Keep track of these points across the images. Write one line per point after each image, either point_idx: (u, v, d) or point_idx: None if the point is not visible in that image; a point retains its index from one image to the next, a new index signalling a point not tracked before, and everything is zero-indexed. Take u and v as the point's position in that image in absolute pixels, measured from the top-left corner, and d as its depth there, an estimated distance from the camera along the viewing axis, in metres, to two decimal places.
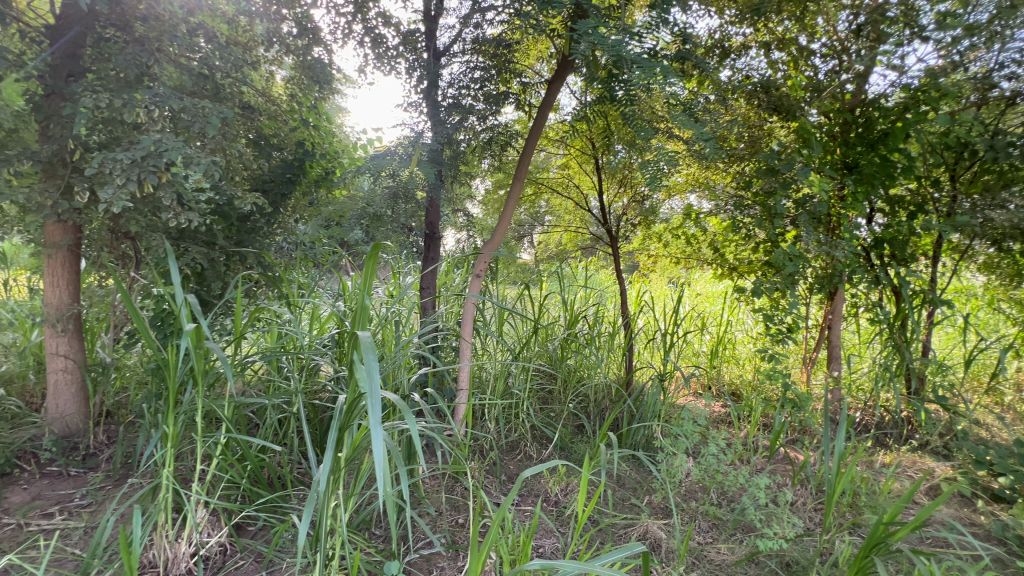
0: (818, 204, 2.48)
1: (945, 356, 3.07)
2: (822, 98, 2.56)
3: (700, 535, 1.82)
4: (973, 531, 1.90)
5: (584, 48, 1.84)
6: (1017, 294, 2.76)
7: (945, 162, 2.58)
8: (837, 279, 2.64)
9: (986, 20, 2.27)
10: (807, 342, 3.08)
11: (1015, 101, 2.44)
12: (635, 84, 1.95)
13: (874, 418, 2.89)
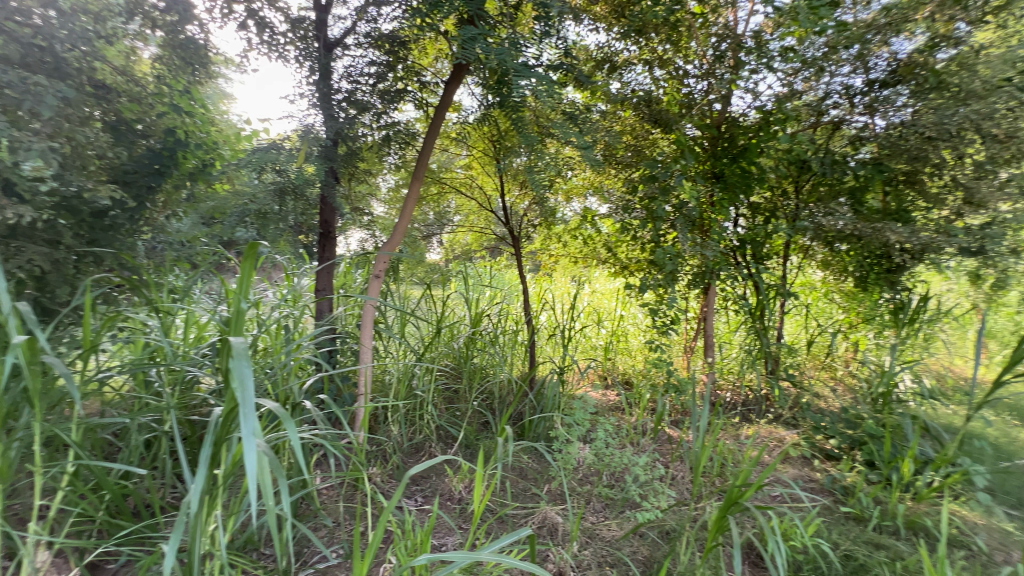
0: (692, 209, 2.77)
1: (795, 340, 3.59)
2: (695, 115, 2.85)
3: (593, 516, 1.96)
4: (810, 485, 2.26)
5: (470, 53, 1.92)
6: (845, 286, 3.31)
7: (792, 175, 3.00)
8: (709, 276, 2.97)
9: (817, 56, 2.69)
10: (687, 333, 3.43)
11: (840, 126, 2.86)
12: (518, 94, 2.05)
13: (742, 398, 3.29)
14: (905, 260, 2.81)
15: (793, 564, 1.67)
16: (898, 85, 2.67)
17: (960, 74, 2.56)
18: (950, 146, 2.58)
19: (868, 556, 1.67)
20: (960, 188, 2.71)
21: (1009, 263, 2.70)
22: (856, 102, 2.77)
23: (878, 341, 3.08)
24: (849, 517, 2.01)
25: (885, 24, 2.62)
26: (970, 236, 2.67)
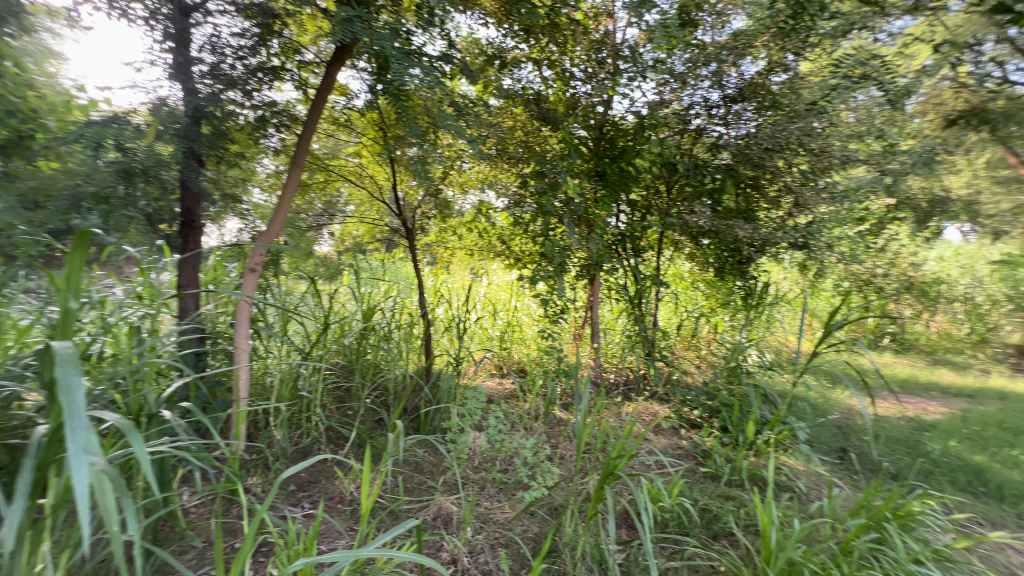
0: (577, 205, 2.94)
1: (668, 324, 4.01)
2: (580, 116, 3.01)
3: (488, 501, 2.02)
4: (677, 452, 2.56)
5: (344, 37, 1.82)
6: (706, 276, 3.77)
7: (663, 176, 3.31)
8: (593, 268, 3.17)
9: (680, 70, 3.01)
10: (576, 321, 3.65)
11: (701, 134, 3.22)
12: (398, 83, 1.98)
13: (624, 378, 3.54)
14: (751, 253, 3.27)
15: (662, 521, 1.88)
16: (745, 100, 3.04)
17: (790, 95, 3.02)
18: (783, 157, 3.05)
19: (721, 507, 1.95)
20: (790, 192, 3.20)
21: (824, 255, 3.28)
22: (712, 114, 3.13)
23: (732, 322, 3.55)
24: (707, 476, 2.32)
25: (732, 45, 2.97)
26: (797, 233, 3.19)
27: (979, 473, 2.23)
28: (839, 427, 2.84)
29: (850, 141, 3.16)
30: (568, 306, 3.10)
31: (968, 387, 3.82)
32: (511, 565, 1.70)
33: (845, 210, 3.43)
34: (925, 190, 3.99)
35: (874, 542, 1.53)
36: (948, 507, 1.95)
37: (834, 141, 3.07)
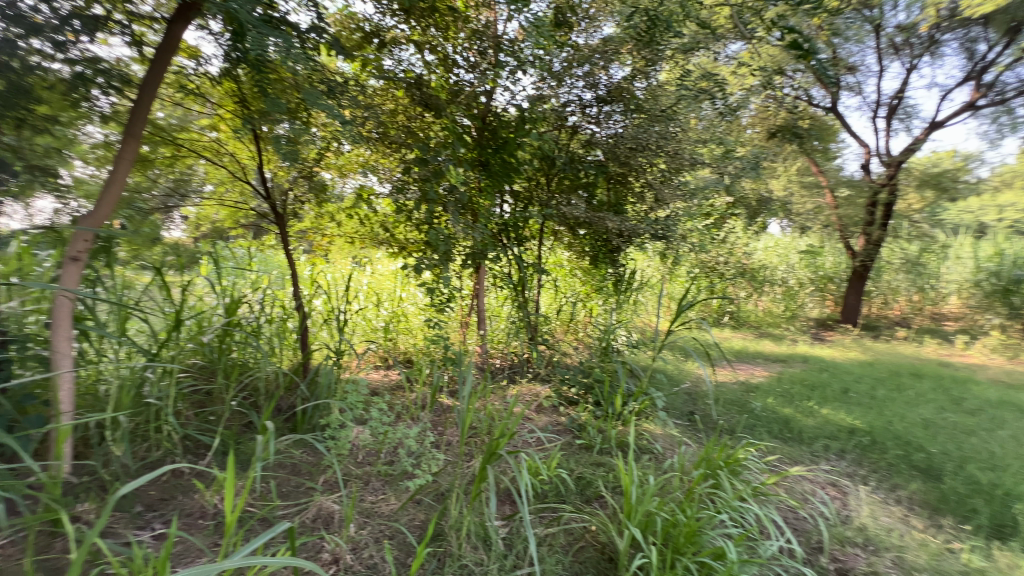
0: (461, 194, 2.95)
1: (550, 309, 4.25)
2: (463, 104, 2.99)
3: (372, 495, 1.98)
4: (557, 428, 2.75)
5: None
6: (582, 264, 4.07)
7: (543, 168, 3.47)
8: (478, 256, 3.21)
9: (557, 67, 3.15)
10: (463, 310, 3.70)
11: (577, 131, 3.42)
12: (253, 52, 1.77)
13: (509, 361, 3.76)
14: (620, 242, 3.59)
15: (541, 492, 2.02)
16: (614, 102, 3.30)
17: (650, 100, 3.34)
18: (646, 156, 3.37)
19: (592, 473, 2.15)
20: (652, 189, 3.56)
21: (679, 245, 3.73)
22: (586, 112, 3.35)
23: (605, 306, 3.89)
24: (582, 447, 2.53)
25: (603, 50, 3.18)
26: (657, 225, 3.57)
27: (786, 422, 2.75)
28: (689, 394, 3.29)
29: (698, 145, 3.60)
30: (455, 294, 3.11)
31: (783, 353, 4.68)
32: (395, 555, 1.69)
33: (694, 206, 3.93)
34: (755, 190, 4.74)
35: (710, 487, 1.81)
36: (764, 451, 2.38)
37: (686, 144, 3.48)
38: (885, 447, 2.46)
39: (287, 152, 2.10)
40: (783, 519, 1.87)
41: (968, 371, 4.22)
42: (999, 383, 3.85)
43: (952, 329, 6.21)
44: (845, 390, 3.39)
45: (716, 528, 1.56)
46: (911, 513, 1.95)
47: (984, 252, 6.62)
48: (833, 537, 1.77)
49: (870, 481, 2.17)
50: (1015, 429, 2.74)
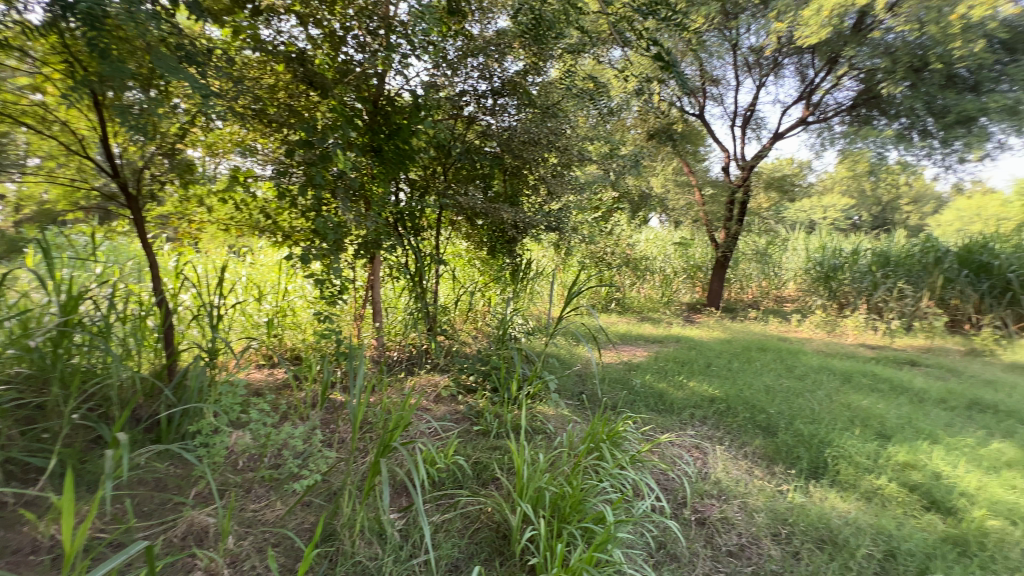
0: (352, 181, 2.79)
1: (448, 300, 4.25)
2: (352, 85, 2.82)
3: (254, 503, 1.84)
4: (455, 416, 2.78)
5: None
6: (480, 254, 4.13)
7: (439, 157, 3.43)
8: (372, 246, 3.06)
9: (452, 55, 3.10)
10: (355, 302, 3.54)
11: (473, 121, 3.43)
12: None
13: (406, 354, 3.70)
14: (515, 233, 3.69)
15: (438, 480, 2.04)
16: (508, 96, 3.35)
17: (542, 95, 3.44)
18: (537, 151, 3.45)
19: (488, 458, 2.22)
20: (544, 183, 3.69)
21: (570, 237, 3.94)
22: (482, 103, 3.36)
23: (502, 295, 3.98)
24: (480, 433, 2.59)
25: (496, 42, 3.19)
26: (550, 217, 3.73)
27: (660, 396, 3.09)
28: (579, 375, 3.53)
29: (587, 142, 3.82)
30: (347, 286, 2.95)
31: (660, 335, 5.20)
32: (282, 562, 1.60)
33: (583, 200, 4.17)
34: (636, 186, 5.19)
35: (594, 460, 1.98)
36: (641, 423, 2.66)
37: (573, 142, 3.63)
38: (736, 411, 2.88)
39: (135, 124, 1.81)
40: (655, 481, 2.10)
41: (799, 344, 5.07)
42: (819, 352, 4.69)
43: (789, 309, 7.39)
44: (708, 365, 3.88)
45: (598, 496, 1.71)
46: (753, 464, 2.31)
47: (812, 245, 7.98)
48: (695, 492, 2.04)
49: (724, 441, 2.53)
50: (829, 388, 3.37)
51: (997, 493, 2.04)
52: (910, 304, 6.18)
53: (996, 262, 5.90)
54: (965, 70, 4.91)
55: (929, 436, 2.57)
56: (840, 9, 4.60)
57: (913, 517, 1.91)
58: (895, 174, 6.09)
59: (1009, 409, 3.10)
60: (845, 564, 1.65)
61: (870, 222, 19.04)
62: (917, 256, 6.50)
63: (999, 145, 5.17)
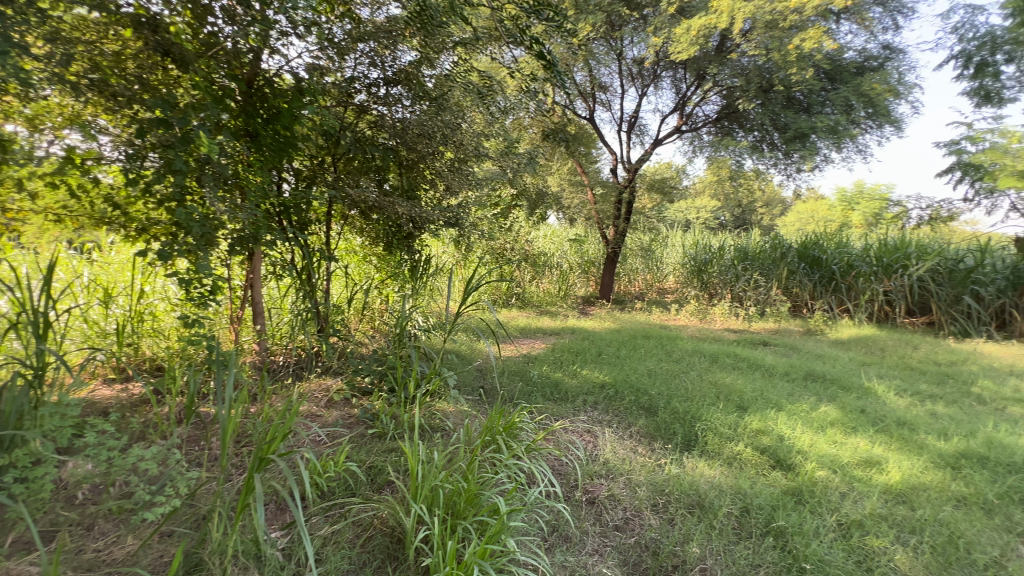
0: (224, 165, 2.40)
1: (341, 298, 4.02)
2: (220, 60, 2.47)
3: (97, 541, 1.57)
4: (349, 421, 2.64)
5: None
6: (376, 250, 3.96)
7: (327, 146, 3.20)
8: (249, 243, 2.69)
9: (337, 36, 2.88)
10: (231, 304, 3.18)
11: (364, 110, 3.24)
12: None
13: (294, 357, 3.43)
14: (412, 228, 3.58)
15: (327, 490, 1.92)
16: (402, 86, 3.21)
17: (437, 89, 3.33)
18: (432, 144, 3.34)
19: (383, 461, 2.14)
20: (441, 178, 3.59)
21: (469, 233, 3.92)
22: (373, 92, 3.19)
23: (400, 292, 3.86)
24: (375, 436, 2.49)
25: (387, 30, 2.98)
26: (448, 213, 3.68)
27: (555, 385, 3.23)
28: (479, 370, 3.56)
29: (485, 138, 3.81)
30: (220, 286, 2.60)
31: (557, 327, 5.43)
32: None
33: (481, 195, 4.18)
34: (533, 184, 5.35)
35: (491, 453, 2.00)
36: (536, 412, 2.76)
37: (470, 137, 3.57)
38: (623, 394, 3.11)
39: None
40: (549, 467, 2.19)
41: (677, 330, 5.63)
42: (693, 337, 5.25)
43: (669, 299, 8.17)
44: (599, 353, 4.15)
45: (493, 489, 1.73)
46: (637, 442, 2.51)
47: (687, 242, 8.89)
48: (585, 474, 2.16)
49: (612, 423, 2.71)
50: (700, 369, 3.79)
51: (823, 447, 2.44)
52: (763, 292, 7.18)
53: (824, 256, 7.08)
54: (800, 93, 5.80)
55: (776, 405, 3.01)
56: (705, 30, 5.15)
57: (763, 475, 2.21)
58: (750, 180, 7.00)
59: (833, 377, 3.73)
60: (710, 524, 1.86)
61: (733, 222, 21.79)
62: (768, 251, 7.57)
63: (825, 159, 6.19)
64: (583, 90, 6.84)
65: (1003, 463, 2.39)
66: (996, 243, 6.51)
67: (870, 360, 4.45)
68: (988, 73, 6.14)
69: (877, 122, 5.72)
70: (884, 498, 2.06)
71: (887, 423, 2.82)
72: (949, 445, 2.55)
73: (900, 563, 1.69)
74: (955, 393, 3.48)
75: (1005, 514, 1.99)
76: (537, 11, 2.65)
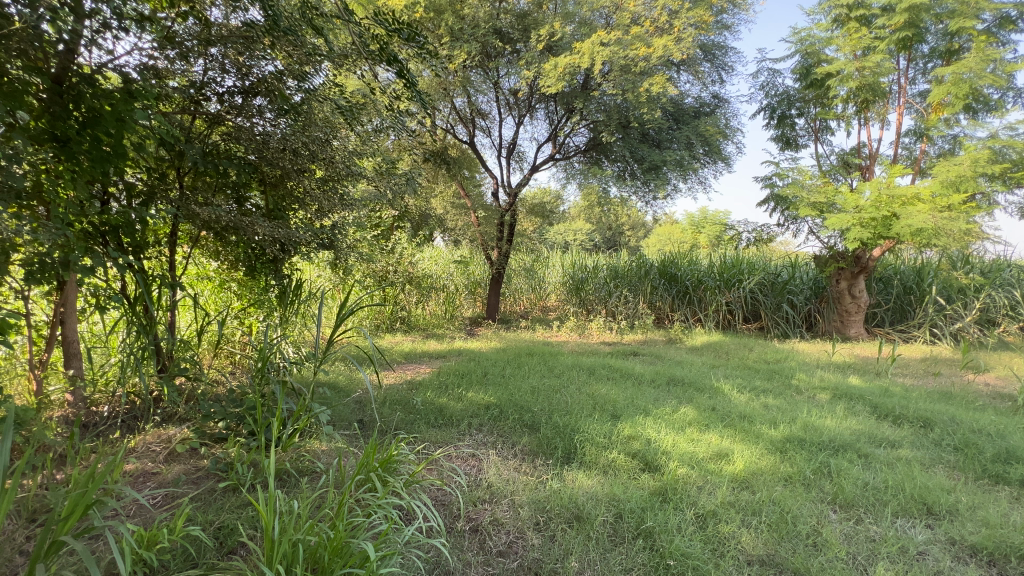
0: (19, 176, 1.82)
1: (191, 331, 3.49)
2: (13, 47, 1.83)
3: None
4: (196, 476, 2.27)
5: None
6: (236, 276, 3.53)
7: (170, 159, 2.77)
8: (54, 272, 2.11)
9: (178, 33, 2.54)
10: (31, 346, 2.52)
11: (217, 122, 2.89)
12: None
13: (123, 407, 2.87)
14: (279, 253, 3.22)
15: (159, 565, 1.61)
16: (262, 97, 2.90)
17: (307, 105, 3.02)
18: (298, 160, 3.05)
19: (236, 519, 1.87)
20: (313, 198, 3.30)
21: (346, 255, 3.68)
22: (228, 102, 2.85)
23: (265, 321, 3.46)
24: (229, 489, 2.16)
25: (244, 36, 2.66)
26: (321, 235, 3.40)
27: (439, 411, 3.14)
28: (357, 403, 3.33)
29: (359, 157, 3.63)
30: (12, 326, 1.92)
31: (443, 350, 5.34)
32: None
33: (359, 217, 3.97)
34: (415, 205, 5.25)
35: (364, 493, 1.85)
36: (417, 442, 2.65)
37: (341, 155, 3.36)
38: (507, 414, 3.13)
39: None
40: (431, 499, 2.11)
41: (559, 346, 5.88)
42: (573, 352, 5.54)
43: (552, 316, 8.56)
44: (485, 374, 4.14)
45: (364, 533, 1.58)
46: (520, 461, 2.53)
47: (565, 262, 9.46)
48: (468, 502, 2.11)
49: (496, 444, 2.70)
50: (579, 382, 3.99)
51: (683, 446, 2.70)
52: (632, 307, 7.92)
53: (679, 273, 8.02)
54: (653, 130, 6.59)
55: (644, 410, 3.28)
56: (571, 68, 5.61)
57: (634, 479, 2.36)
58: (617, 206, 7.73)
59: (690, 380, 4.19)
60: (587, 535, 1.92)
61: (605, 243, 23.80)
62: (634, 269, 8.35)
63: (675, 188, 7.09)
64: (463, 115, 7.00)
65: (816, 443, 2.86)
66: (802, 260, 8.00)
67: (718, 362, 5.11)
68: (787, 123, 7.61)
69: (712, 158, 6.71)
70: (731, 486, 2.33)
71: (731, 418, 3.23)
72: (778, 431, 3.00)
73: (745, 544, 1.90)
74: (780, 386, 4.13)
75: (818, 486, 2.38)
76: (397, 29, 2.64)
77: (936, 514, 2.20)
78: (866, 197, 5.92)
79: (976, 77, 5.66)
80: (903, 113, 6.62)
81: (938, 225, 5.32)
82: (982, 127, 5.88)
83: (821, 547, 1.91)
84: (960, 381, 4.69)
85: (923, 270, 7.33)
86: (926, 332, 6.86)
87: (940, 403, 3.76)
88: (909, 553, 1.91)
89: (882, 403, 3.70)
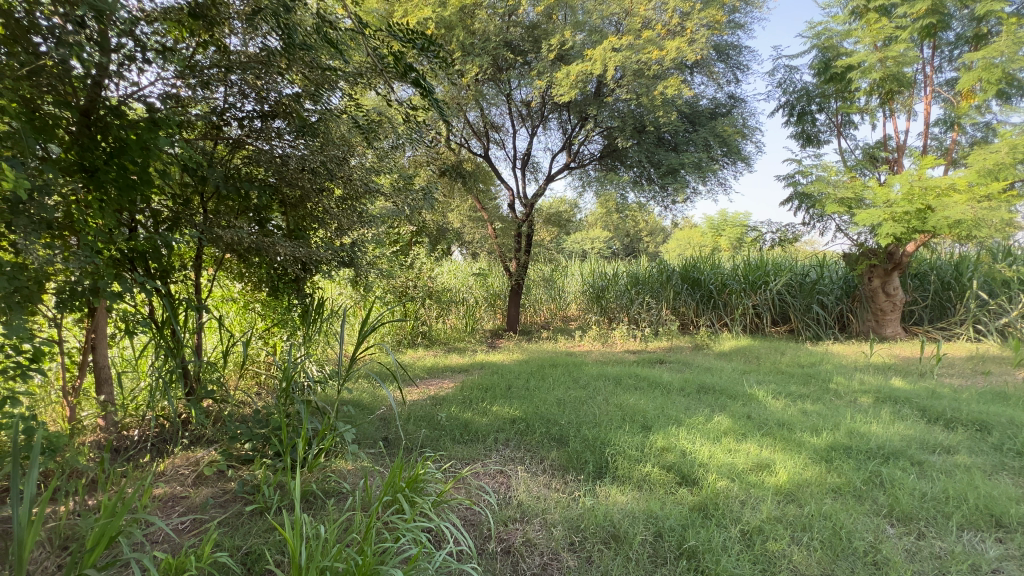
0: (51, 208, 1.83)
1: (217, 353, 3.53)
2: (42, 83, 1.85)
3: None
4: (224, 499, 2.25)
5: None
6: (259, 296, 3.56)
7: (193, 185, 2.81)
8: (84, 299, 2.12)
9: (199, 60, 2.59)
10: (64, 373, 2.56)
11: (239, 146, 2.92)
12: None
13: (153, 430, 2.89)
14: (300, 272, 3.21)
15: None
16: (281, 119, 2.91)
17: (323, 124, 3.06)
18: (317, 179, 3.04)
19: (264, 544, 1.85)
20: (333, 215, 3.30)
21: (366, 272, 3.67)
22: (248, 126, 2.88)
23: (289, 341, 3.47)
24: (256, 512, 2.15)
25: (261, 61, 2.67)
26: (341, 252, 3.38)
27: (465, 426, 3.09)
28: (381, 420, 3.30)
29: (375, 174, 3.64)
30: (46, 353, 1.88)
31: (465, 364, 5.29)
32: None
33: (377, 233, 3.97)
34: (433, 220, 5.27)
35: (391, 516, 1.79)
36: (444, 460, 2.59)
37: (359, 172, 3.36)
38: (534, 428, 3.06)
39: None
40: (460, 519, 2.05)
41: (583, 356, 5.79)
42: (597, 361, 5.42)
43: (574, 326, 8.45)
44: (509, 388, 4.06)
45: (393, 559, 1.52)
46: (550, 477, 2.45)
47: (585, 271, 9.36)
48: (499, 522, 2.04)
49: (525, 460, 2.63)
50: (606, 392, 3.89)
51: (721, 457, 2.57)
52: (655, 313, 7.74)
53: (702, 277, 7.83)
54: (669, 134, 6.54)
55: (676, 420, 3.16)
56: (583, 76, 5.58)
57: (671, 494, 2.26)
58: (634, 211, 7.59)
59: (722, 388, 4.03)
60: (626, 555, 1.83)
61: (623, 250, 23.56)
62: (656, 275, 8.19)
63: (694, 191, 6.96)
64: (476, 129, 7.07)
65: (863, 451, 2.71)
66: (831, 259, 7.72)
67: (750, 368, 4.92)
68: (808, 120, 7.45)
69: (731, 159, 6.58)
70: (776, 500, 2.20)
71: (770, 427, 3.07)
72: (821, 440, 2.84)
73: (798, 563, 1.78)
74: (818, 391, 3.94)
75: (872, 498, 2.23)
76: (411, 40, 2.62)
77: (1006, 526, 2.03)
78: (896, 190, 5.69)
79: (1008, 61, 5.41)
80: (930, 103, 6.40)
81: (978, 216, 5.09)
82: (1017, 112, 5.64)
83: (882, 566, 1.77)
84: (1013, 379, 4.42)
85: (962, 263, 7.01)
86: (969, 329, 6.54)
87: (995, 405, 3.53)
88: (981, 570, 1.76)
89: (930, 406, 3.49)
